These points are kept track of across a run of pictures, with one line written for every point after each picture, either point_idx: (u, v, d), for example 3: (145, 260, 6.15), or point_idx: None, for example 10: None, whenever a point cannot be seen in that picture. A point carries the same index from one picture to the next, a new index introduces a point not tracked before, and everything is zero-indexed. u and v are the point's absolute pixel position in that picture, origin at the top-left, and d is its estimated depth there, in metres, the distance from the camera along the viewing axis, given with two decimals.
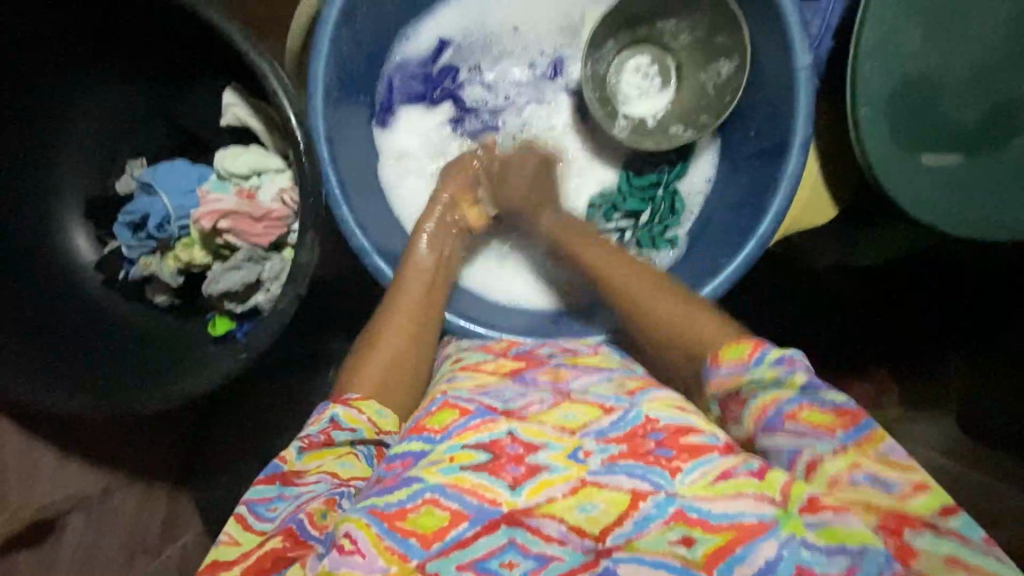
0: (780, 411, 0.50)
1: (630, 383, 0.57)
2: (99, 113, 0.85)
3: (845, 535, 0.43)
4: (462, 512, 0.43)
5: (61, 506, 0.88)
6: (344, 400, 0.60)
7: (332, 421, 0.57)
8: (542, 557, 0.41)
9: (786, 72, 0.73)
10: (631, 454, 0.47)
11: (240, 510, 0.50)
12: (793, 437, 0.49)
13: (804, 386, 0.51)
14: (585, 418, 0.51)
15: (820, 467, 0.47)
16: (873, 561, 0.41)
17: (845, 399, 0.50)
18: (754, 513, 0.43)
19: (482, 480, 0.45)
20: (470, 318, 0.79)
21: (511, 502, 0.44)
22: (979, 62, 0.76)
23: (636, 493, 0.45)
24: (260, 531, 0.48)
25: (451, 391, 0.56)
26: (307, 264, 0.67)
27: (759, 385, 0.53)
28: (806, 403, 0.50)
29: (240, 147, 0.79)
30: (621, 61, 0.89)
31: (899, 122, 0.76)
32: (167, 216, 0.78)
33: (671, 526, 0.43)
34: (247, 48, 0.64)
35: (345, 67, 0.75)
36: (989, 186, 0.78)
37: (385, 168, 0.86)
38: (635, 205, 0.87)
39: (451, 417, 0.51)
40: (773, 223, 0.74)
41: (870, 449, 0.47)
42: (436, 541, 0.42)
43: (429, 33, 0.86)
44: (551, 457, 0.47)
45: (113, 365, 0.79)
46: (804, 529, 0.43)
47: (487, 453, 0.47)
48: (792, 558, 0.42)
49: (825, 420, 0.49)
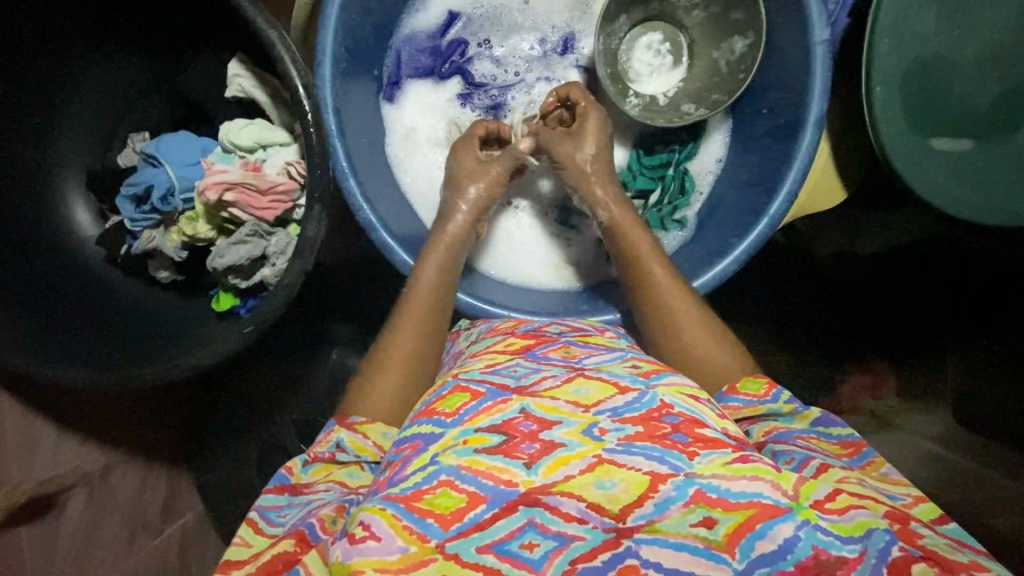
0: (795, 433, 0.56)
1: (643, 365, 0.55)
2: (103, 87, 0.84)
3: (852, 527, 0.43)
4: (479, 494, 0.43)
5: (63, 481, 0.87)
6: (349, 425, 0.59)
7: (338, 445, 0.57)
8: (563, 537, 0.42)
9: (801, 49, 0.72)
10: (647, 435, 0.46)
11: (252, 515, 0.53)
12: (805, 447, 0.54)
13: (817, 420, 0.58)
14: (599, 394, 0.50)
15: (828, 470, 0.50)
16: (878, 542, 0.43)
17: (851, 433, 0.57)
18: (771, 497, 0.43)
19: (496, 463, 0.44)
20: (478, 296, 0.79)
21: (528, 481, 0.44)
22: (996, 42, 0.75)
23: (655, 476, 0.44)
24: (271, 535, 0.51)
25: (463, 373, 0.55)
26: (313, 237, 0.66)
27: (774, 415, 0.59)
28: (816, 435, 0.57)
29: (244, 120, 0.78)
30: (632, 38, 0.87)
31: (915, 104, 0.75)
32: (170, 188, 0.76)
33: (691, 508, 0.43)
34: (253, 14, 0.63)
35: (353, 36, 0.73)
36: (1003, 169, 0.77)
37: (392, 143, 0.85)
38: (645, 184, 0.87)
39: (462, 399, 0.50)
40: (785, 203, 0.73)
41: (875, 471, 0.53)
42: (454, 522, 0.42)
43: (438, 6, 0.85)
44: (566, 433, 0.46)
45: (118, 339, 0.78)
46: (817, 516, 0.43)
47: (501, 435, 0.46)
48: (810, 539, 0.42)
49: (832, 449, 0.55)
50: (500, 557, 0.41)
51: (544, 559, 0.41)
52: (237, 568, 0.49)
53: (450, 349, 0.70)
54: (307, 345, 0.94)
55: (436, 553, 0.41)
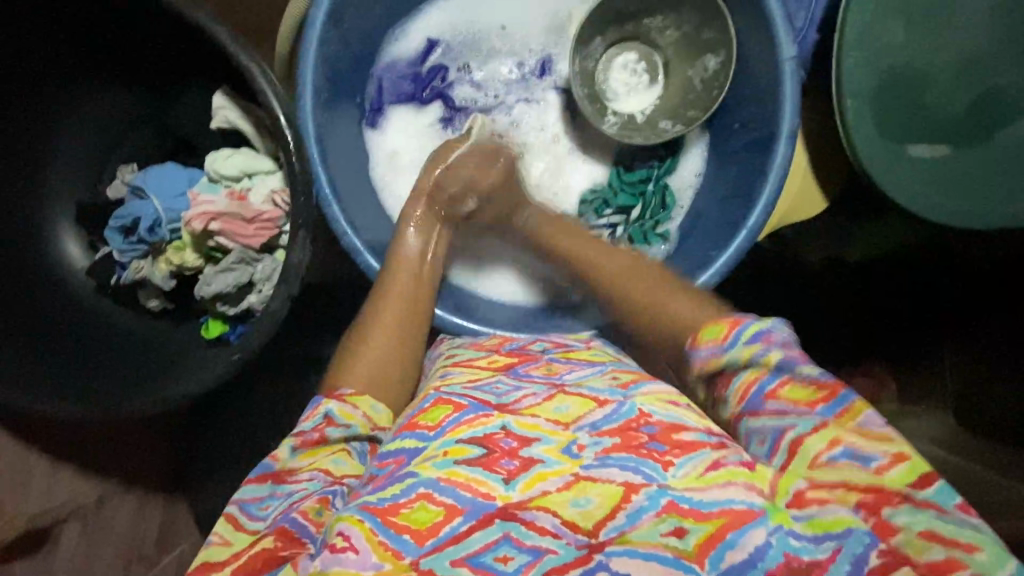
0: (762, 387, 0.51)
1: (623, 376, 0.56)
2: (91, 122, 0.85)
3: (830, 523, 0.44)
4: (456, 506, 0.43)
5: (58, 513, 0.89)
6: (338, 396, 0.58)
7: (326, 417, 0.55)
8: (537, 550, 0.42)
9: (771, 65, 0.73)
10: (625, 446, 0.47)
11: (231, 509, 0.49)
12: (776, 415, 0.50)
13: (782, 362, 0.51)
14: (579, 410, 0.51)
15: (802, 447, 0.47)
16: (857, 543, 0.43)
17: (823, 372, 0.50)
18: (744, 502, 0.44)
19: (474, 474, 0.45)
20: (463, 316, 0.79)
21: (505, 496, 0.44)
22: (963, 51, 0.77)
23: (628, 486, 0.45)
24: (252, 531, 0.48)
25: (444, 386, 0.56)
26: (297, 262, 0.67)
27: (736, 364, 0.53)
28: (787, 379, 0.50)
29: (230, 150, 0.79)
30: (608, 59, 0.89)
31: (886, 114, 0.77)
32: (157, 219, 0.78)
33: (663, 517, 0.43)
34: (234, 48, 0.65)
35: (334, 66, 0.75)
36: (976, 173, 0.79)
37: (376, 167, 0.87)
38: (626, 200, 0.88)
39: (445, 411, 0.51)
40: (763, 214, 0.74)
41: (849, 423, 0.47)
42: (429, 537, 0.42)
43: (417, 34, 0.87)
44: (544, 450, 0.47)
45: (107, 370, 0.79)
46: (791, 520, 0.44)
47: (480, 447, 0.47)
48: (780, 546, 0.43)
49: (804, 395, 0.49)
50: (474, 570, 0.41)
51: (519, 572, 0.41)
52: (216, 570, 0.45)
53: (432, 358, 0.71)
54: (302, 367, 0.94)
55: (411, 571, 0.41)
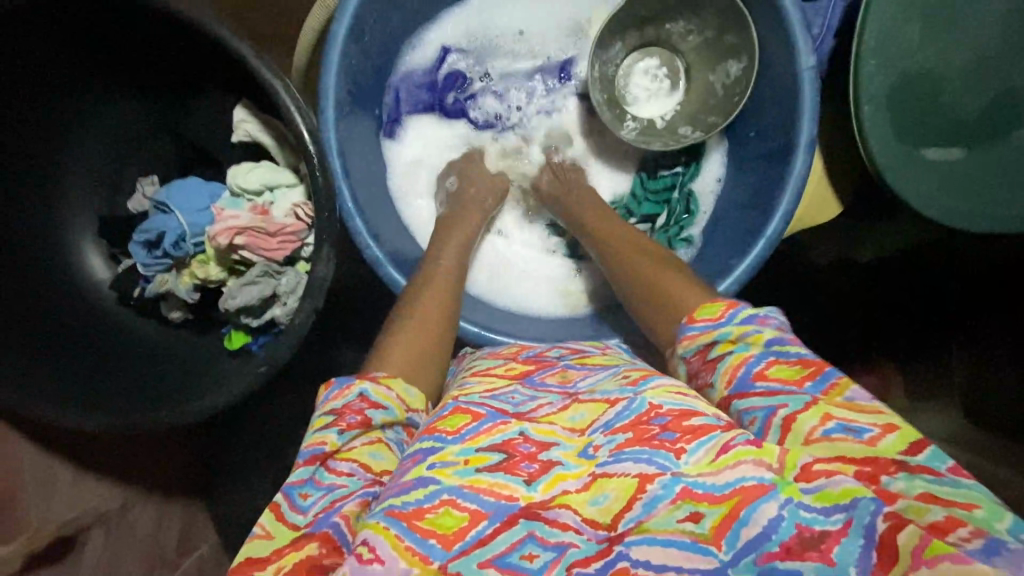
0: (750, 367, 0.51)
1: (633, 374, 0.57)
2: (109, 134, 0.86)
3: (837, 495, 0.42)
4: (480, 511, 0.45)
5: (81, 522, 0.87)
6: (371, 378, 0.55)
7: (362, 396, 0.53)
8: (560, 546, 0.44)
9: (790, 73, 0.74)
10: (637, 440, 0.47)
11: (277, 499, 0.48)
12: (766, 395, 0.49)
13: (770, 341, 0.52)
14: (593, 415, 0.52)
15: (795, 424, 0.46)
16: (865, 511, 0.40)
17: (807, 351, 0.51)
18: (755, 477, 0.43)
19: (497, 480, 0.46)
20: (486, 325, 0.80)
21: (528, 496, 0.46)
22: (979, 56, 0.77)
23: (643, 476, 0.45)
24: (295, 525, 0.46)
25: (463, 396, 0.56)
26: (321, 276, 0.68)
27: (728, 339, 0.55)
28: (772, 359, 0.50)
29: (251, 163, 0.80)
30: (630, 64, 0.90)
31: (901, 119, 0.77)
32: (182, 233, 0.78)
33: (678, 504, 0.44)
34: (257, 65, 0.65)
35: (354, 80, 0.75)
36: (990, 176, 0.79)
37: (396, 176, 0.87)
38: (651, 208, 0.89)
39: (463, 420, 0.50)
40: (782, 223, 0.74)
41: (836, 399, 0.46)
42: (457, 541, 0.44)
43: (433, 42, 0.87)
44: (563, 454, 0.48)
45: (132, 380, 0.80)
46: (800, 492, 0.43)
47: (500, 453, 0.48)
48: (792, 518, 0.42)
49: (792, 373, 0.49)
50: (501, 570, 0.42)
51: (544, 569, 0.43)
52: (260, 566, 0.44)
53: (453, 373, 0.71)
54: (321, 376, 0.95)
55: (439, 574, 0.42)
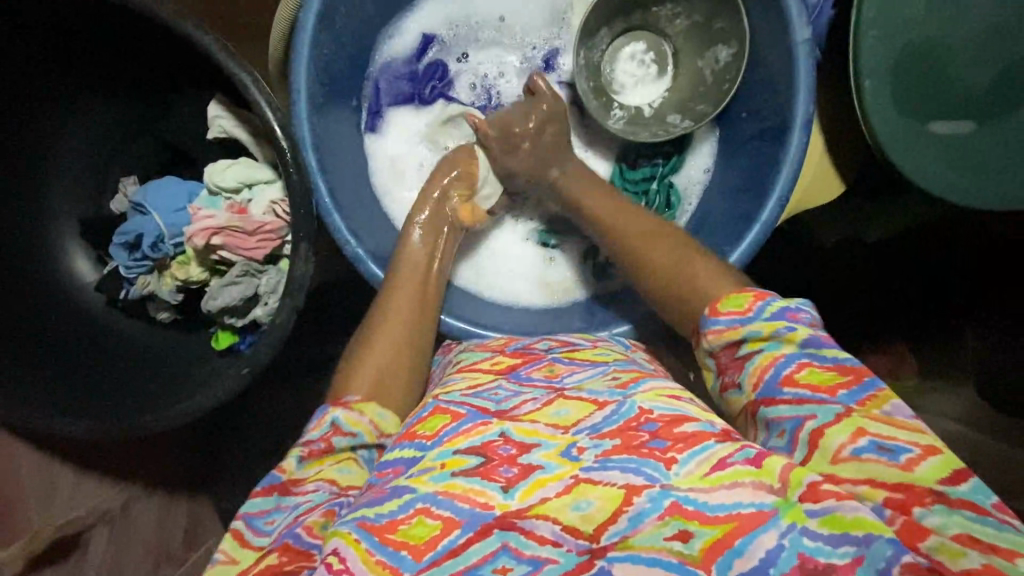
0: (781, 370, 0.50)
1: (624, 376, 0.55)
2: (88, 133, 0.84)
3: (848, 523, 0.40)
4: (454, 518, 0.42)
5: (85, 521, 0.87)
6: (343, 403, 0.56)
7: (333, 425, 0.54)
8: (537, 560, 0.41)
9: (784, 48, 0.70)
10: (624, 448, 0.46)
11: (238, 524, 0.49)
12: (793, 403, 0.49)
13: (805, 342, 0.51)
14: (578, 414, 0.50)
15: (823, 438, 0.46)
16: (880, 551, 0.39)
17: (848, 357, 0.50)
18: (753, 504, 0.42)
19: (473, 485, 0.44)
20: (470, 320, 0.78)
21: (504, 504, 0.43)
22: (989, 21, 0.72)
23: (630, 489, 0.43)
24: (258, 547, 0.48)
25: (444, 394, 0.55)
26: (300, 276, 0.67)
27: (755, 339, 0.53)
28: (806, 362, 0.50)
29: (229, 160, 0.78)
30: (616, 48, 0.86)
31: (906, 93, 0.73)
32: (160, 234, 0.78)
33: (666, 520, 0.42)
34: (225, 59, 0.63)
35: (327, 71, 0.73)
36: (1001, 150, 0.75)
37: (377, 171, 0.85)
38: (629, 199, 0.85)
39: (443, 422, 0.50)
40: (777, 207, 0.71)
41: (872, 413, 0.46)
42: (427, 551, 0.41)
43: (412, 29, 0.84)
44: (544, 456, 0.46)
45: (122, 384, 0.80)
46: (805, 519, 0.41)
47: (478, 456, 0.46)
48: (794, 546, 0.40)
49: (824, 378, 0.49)
50: None
51: None
52: None
53: (440, 364, 0.69)
54: (312, 371, 0.95)
55: None
